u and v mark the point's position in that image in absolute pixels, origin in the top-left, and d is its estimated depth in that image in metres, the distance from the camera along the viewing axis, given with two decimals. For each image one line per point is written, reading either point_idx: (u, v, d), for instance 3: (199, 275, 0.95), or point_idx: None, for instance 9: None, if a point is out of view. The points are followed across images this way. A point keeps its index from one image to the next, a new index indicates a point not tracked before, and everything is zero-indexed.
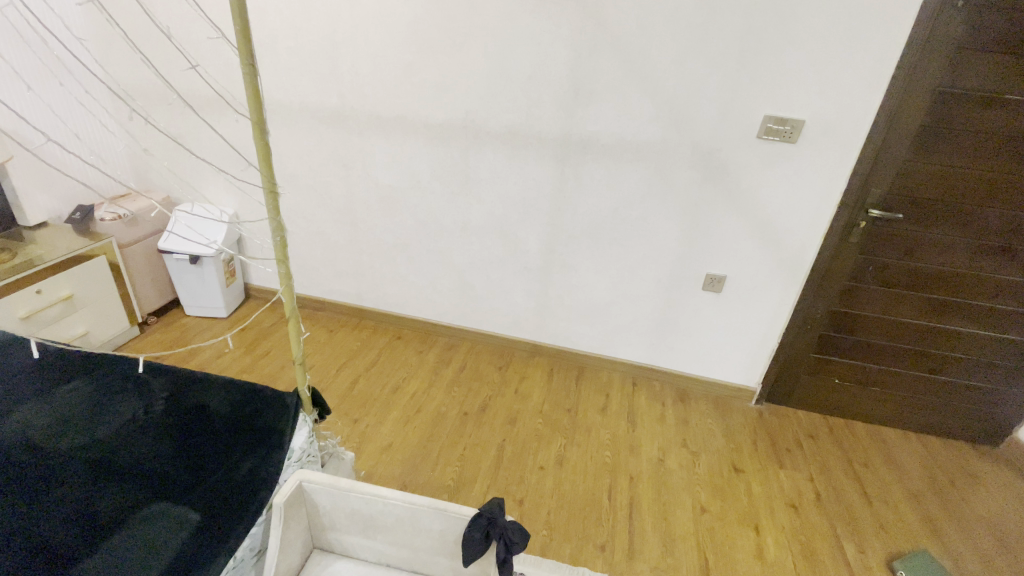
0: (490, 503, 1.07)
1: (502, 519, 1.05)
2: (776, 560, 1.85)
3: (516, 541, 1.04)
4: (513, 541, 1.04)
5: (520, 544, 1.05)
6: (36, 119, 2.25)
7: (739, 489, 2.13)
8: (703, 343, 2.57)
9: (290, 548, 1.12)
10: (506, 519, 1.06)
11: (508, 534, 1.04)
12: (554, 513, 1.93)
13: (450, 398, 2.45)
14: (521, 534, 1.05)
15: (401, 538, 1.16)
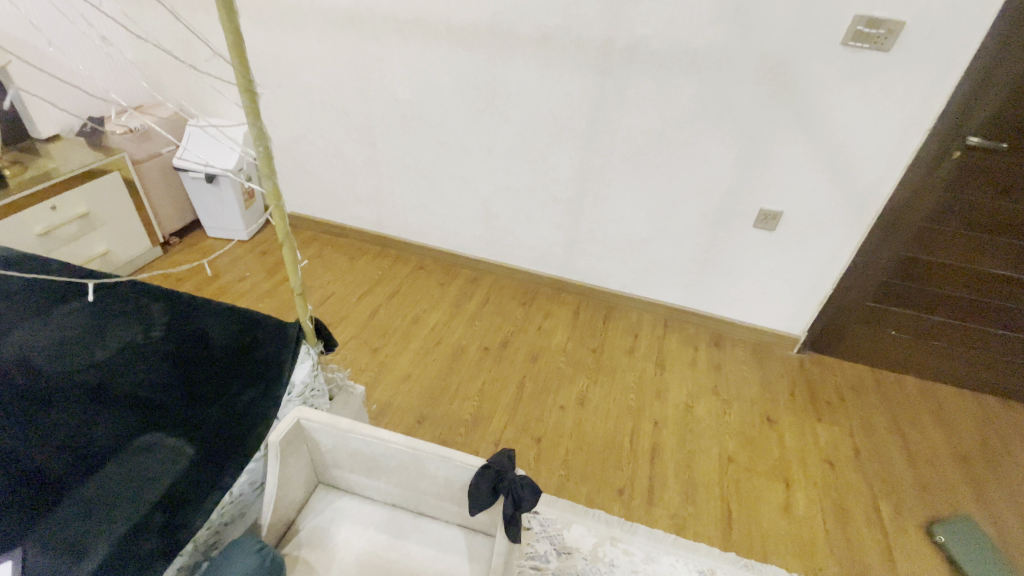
0: (499, 455, 0.99)
1: (512, 473, 0.97)
2: (805, 515, 1.75)
3: (525, 498, 0.95)
4: (522, 498, 0.95)
5: (531, 501, 0.96)
6: (13, 20, 2.09)
7: (770, 440, 2.01)
8: (746, 286, 2.36)
9: (291, 483, 1.07)
10: (516, 473, 0.97)
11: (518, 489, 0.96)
12: (572, 453, 1.87)
13: (470, 332, 2.36)
14: (532, 491, 0.96)
15: (406, 481, 1.09)
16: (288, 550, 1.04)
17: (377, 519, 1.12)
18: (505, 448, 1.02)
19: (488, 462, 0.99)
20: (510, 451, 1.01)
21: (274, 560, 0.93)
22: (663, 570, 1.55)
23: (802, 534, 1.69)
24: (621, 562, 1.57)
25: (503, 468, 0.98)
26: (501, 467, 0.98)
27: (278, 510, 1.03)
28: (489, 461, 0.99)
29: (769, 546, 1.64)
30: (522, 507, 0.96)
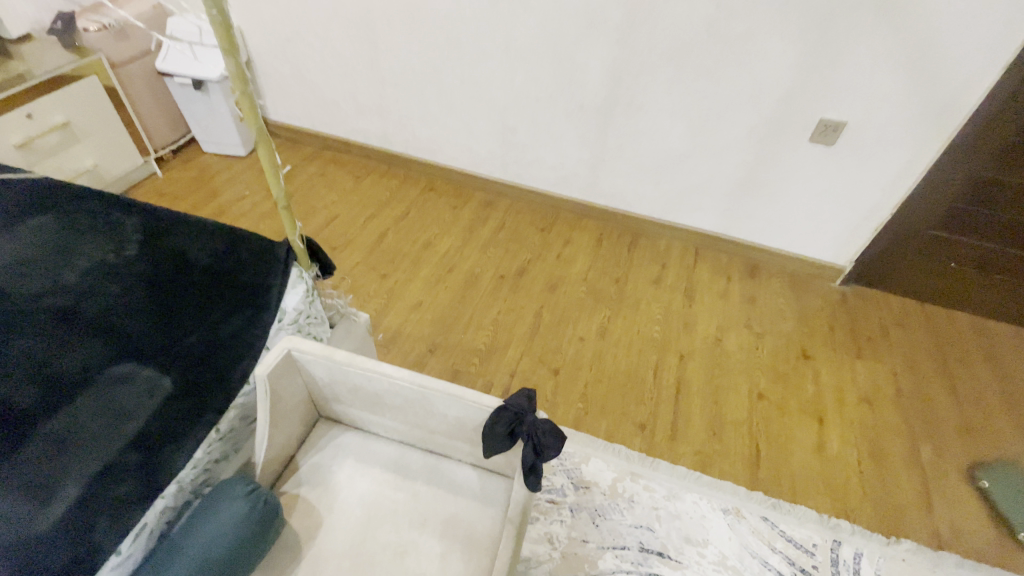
0: (516, 396, 0.86)
1: (533, 417, 0.84)
2: (838, 455, 1.65)
3: (549, 446, 0.83)
4: (544, 445, 0.83)
5: (554, 449, 0.84)
6: None
7: (805, 377, 1.88)
8: (791, 210, 2.12)
9: (286, 418, 0.96)
10: (537, 417, 0.85)
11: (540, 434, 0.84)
12: (592, 386, 1.76)
13: (485, 258, 2.20)
14: (557, 438, 0.84)
15: (413, 419, 0.98)
16: (287, 488, 0.96)
17: (383, 456, 1.02)
18: (523, 387, 0.88)
19: (504, 404, 0.86)
20: (530, 390, 0.87)
21: (268, 501, 0.85)
22: (685, 507, 1.47)
23: (834, 473, 1.59)
24: (641, 498, 1.48)
25: (522, 411, 0.85)
26: (520, 410, 0.84)
27: (272, 447, 0.94)
28: (505, 402, 0.86)
29: (798, 485, 1.54)
30: (545, 455, 0.84)
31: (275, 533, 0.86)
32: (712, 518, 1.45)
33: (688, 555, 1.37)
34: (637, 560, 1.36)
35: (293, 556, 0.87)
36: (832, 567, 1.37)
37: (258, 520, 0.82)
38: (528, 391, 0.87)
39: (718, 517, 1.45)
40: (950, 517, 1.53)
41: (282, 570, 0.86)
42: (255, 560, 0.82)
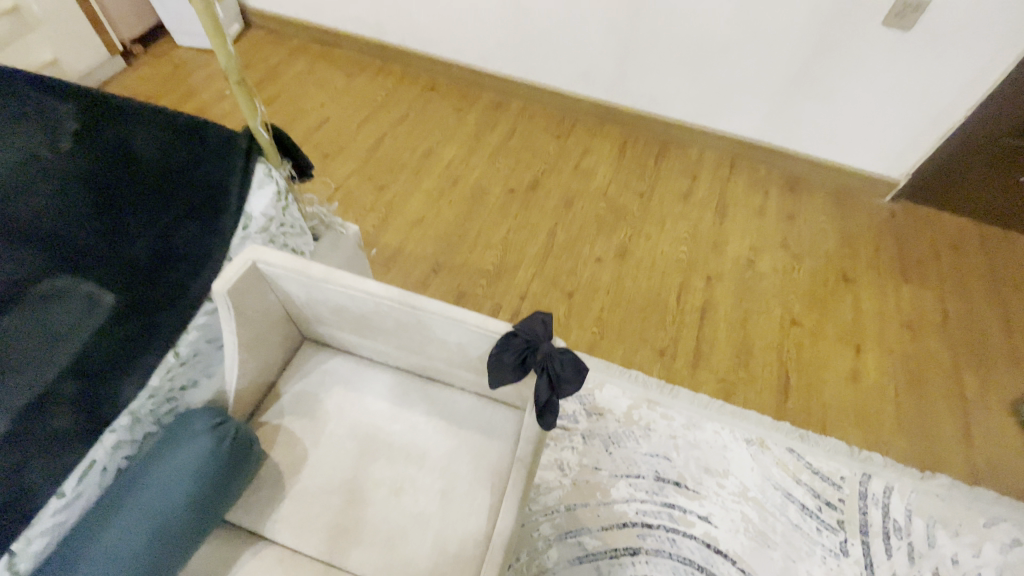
0: (530, 320, 0.72)
1: (549, 345, 0.70)
2: (874, 386, 1.52)
3: (568, 380, 0.69)
4: (561, 379, 0.69)
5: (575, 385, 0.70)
6: None
7: (843, 303, 1.72)
8: (847, 113, 1.83)
9: (258, 341, 0.82)
10: (555, 346, 0.70)
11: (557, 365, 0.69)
12: (609, 309, 1.61)
13: (493, 169, 1.97)
14: (579, 370, 0.69)
15: (409, 344, 0.83)
16: (266, 419, 0.84)
17: (374, 383, 0.89)
18: (539, 311, 0.74)
19: (515, 328, 0.72)
20: (547, 315, 0.73)
21: (239, 439, 0.74)
22: (705, 436, 1.37)
23: (868, 405, 1.48)
24: (659, 426, 1.38)
25: (537, 337, 0.70)
26: (534, 336, 0.70)
27: (242, 373, 0.81)
28: (517, 326, 0.72)
29: (828, 417, 1.43)
30: (563, 391, 0.70)
31: (250, 475, 0.76)
32: (733, 448, 1.35)
33: (706, 486, 1.29)
34: (652, 489, 1.28)
35: (274, 494, 0.78)
36: (859, 500, 1.29)
37: (225, 461, 0.72)
38: (546, 315, 0.73)
39: (740, 447, 1.35)
40: (990, 452, 1.42)
41: (262, 508, 0.76)
42: (224, 505, 0.73)
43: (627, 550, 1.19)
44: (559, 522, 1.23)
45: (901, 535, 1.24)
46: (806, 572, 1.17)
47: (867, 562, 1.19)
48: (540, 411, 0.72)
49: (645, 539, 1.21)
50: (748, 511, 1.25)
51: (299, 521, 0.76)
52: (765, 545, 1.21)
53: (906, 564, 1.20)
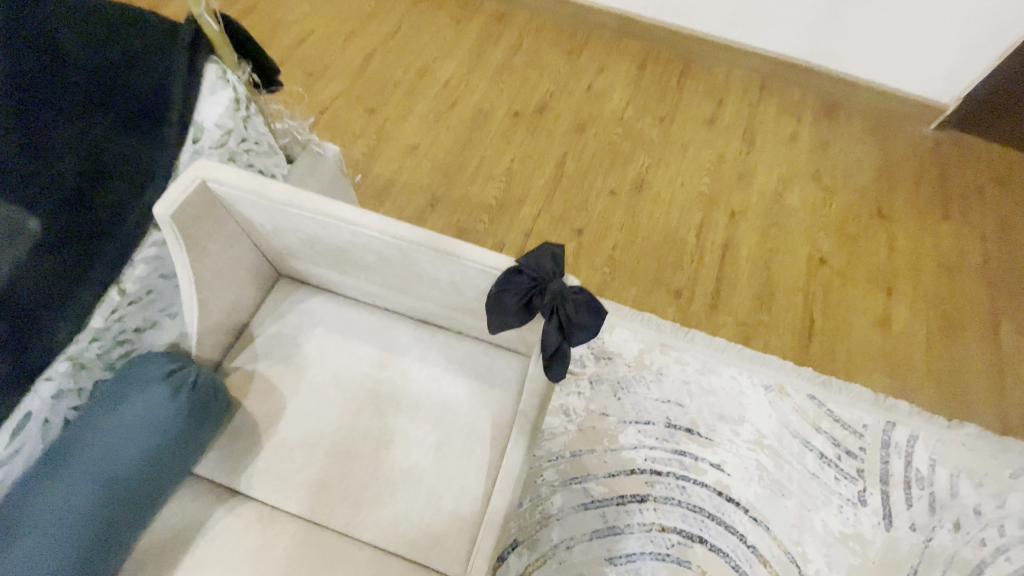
0: (537, 253, 0.61)
1: (559, 281, 0.59)
2: (905, 331, 1.41)
3: (581, 323, 0.57)
4: (575, 323, 0.58)
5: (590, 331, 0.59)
6: None
7: (878, 241, 1.57)
8: (902, 22, 1.59)
9: (220, 277, 0.71)
10: (567, 285, 0.59)
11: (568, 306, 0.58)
12: (621, 247, 1.48)
13: (496, 90, 1.77)
14: (594, 312, 0.58)
15: (395, 283, 0.71)
16: (238, 365, 0.74)
17: (359, 325, 0.78)
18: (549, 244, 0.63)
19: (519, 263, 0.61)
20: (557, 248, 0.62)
21: (200, 390, 0.64)
22: (721, 382, 1.28)
23: (897, 350, 1.38)
24: (671, 371, 1.29)
25: (544, 272, 0.59)
26: (540, 270, 0.59)
27: (205, 313, 0.70)
28: (520, 260, 0.61)
29: (853, 363, 1.34)
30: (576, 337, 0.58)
31: (219, 427, 0.68)
32: (750, 395, 1.27)
33: (720, 433, 1.22)
34: (662, 436, 1.21)
35: (250, 447, 0.69)
36: (881, 449, 1.22)
37: (184, 415, 0.62)
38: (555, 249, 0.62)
39: (758, 394, 1.27)
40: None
41: (237, 463, 0.69)
42: (189, 463, 0.64)
43: (635, 497, 1.14)
44: (563, 468, 1.16)
45: (923, 485, 1.18)
46: (821, 521, 1.12)
47: (885, 512, 1.14)
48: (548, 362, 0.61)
49: (654, 486, 1.15)
50: (762, 459, 1.19)
51: (276, 476, 0.68)
52: (779, 494, 1.15)
53: (926, 514, 1.14)
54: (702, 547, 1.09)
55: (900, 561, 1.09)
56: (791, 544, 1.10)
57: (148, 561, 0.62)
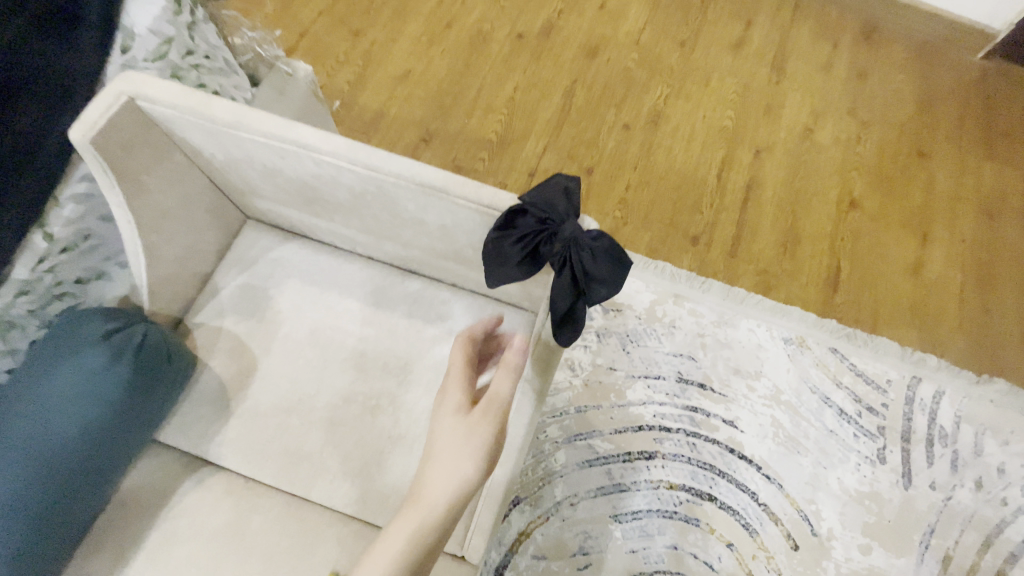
0: (546, 188, 0.49)
1: (573, 225, 0.48)
2: (938, 281, 1.31)
3: (600, 278, 0.48)
4: (592, 279, 0.48)
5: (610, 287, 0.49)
6: None
7: (915, 181, 1.43)
8: None
9: (169, 219, 0.61)
10: (584, 231, 0.48)
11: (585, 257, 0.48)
12: (635, 189, 1.35)
13: (497, 9, 1.57)
14: (618, 265, 0.48)
15: (376, 226, 0.61)
16: (202, 321, 0.66)
17: (338, 275, 0.68)
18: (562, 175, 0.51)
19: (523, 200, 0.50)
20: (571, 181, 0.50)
21: (149, 352, 0.56)
22: (737, 335, 1.20)
23: (928, 301, 1.28)
24: (685, 323, 1.20)
25: (555, 214, 0.48)
26: (550, 211, 0.48)
27: (154, 261, 0.60)
28: (526, 197, 0.50)
29: (880, 315, 1.25)
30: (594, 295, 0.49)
31: (178, 391, 0.60)
32: (769, 348, 1.19)
33: (734, 389, 1.15)
34: (673, 391, 1.14)
35: (220, 413, 0.62)
36: (905, 405, 1.15)
37: (131, 381, 0.54)
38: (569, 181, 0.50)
39: (777, 348, 1.19)
40: None
41: (205, 430, 0.61)
42: (145, 432, 0.57)
43: (642, 454, 1.08)
44: (568, 425, 1.10)
45: (946, 443, 1.12)
46: (836, 479, 1.08)
47: (904, 470, 1.09)
48: (559, 323, 0.52)
49: (662, 443, 1.09)
50: (778, 416, 1.12)
51: (250, 445, 0.61)
52: (795, 451, 1.09)
53: (947, 472, 1.09)
54: (711, 505, 1.05)
55: (917, 520, 1.05)
56: (804, 503, 1.06)
57: (108, 539, 0.56)
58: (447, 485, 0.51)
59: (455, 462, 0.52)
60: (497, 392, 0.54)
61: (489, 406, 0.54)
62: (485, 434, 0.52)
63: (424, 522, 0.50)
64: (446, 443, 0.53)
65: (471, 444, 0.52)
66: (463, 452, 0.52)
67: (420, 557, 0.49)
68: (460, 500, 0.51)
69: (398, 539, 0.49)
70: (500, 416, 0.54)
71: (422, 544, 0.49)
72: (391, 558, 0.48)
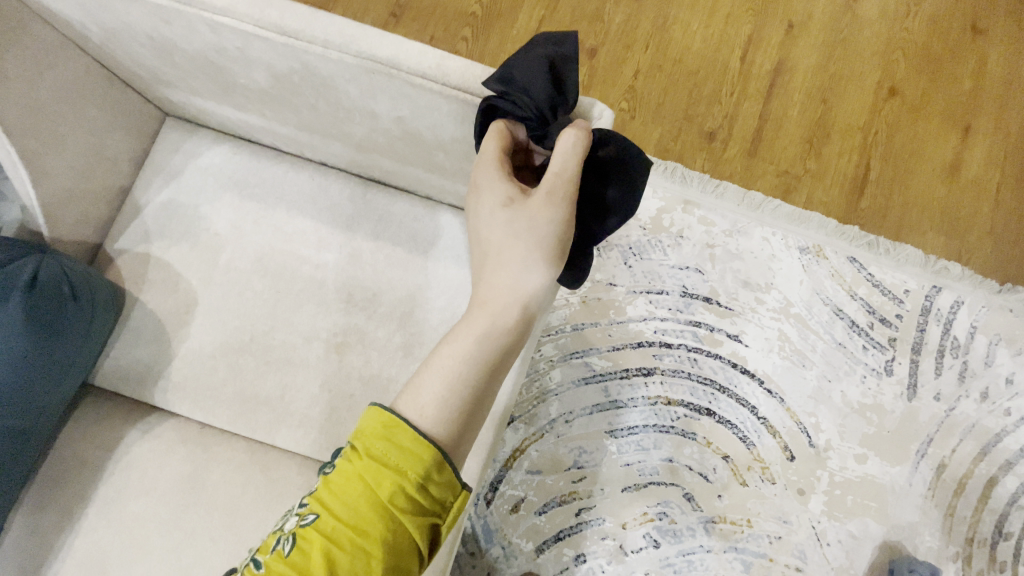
0: (535, 67, 0.41)
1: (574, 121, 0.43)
2: (977, 179, 1.17)
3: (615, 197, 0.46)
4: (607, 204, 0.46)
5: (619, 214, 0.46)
6: None
7: (969, 62, 1.23)
8: None
9: (50, 118, 0.48)
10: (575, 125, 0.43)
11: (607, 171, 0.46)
12: (645, 75, 1.16)
13: None
14: (632, 173, 0.46)
15: (318, 123, 0.51)
16: (130, 246, 0.56)
17: (285, 189, 0.57)
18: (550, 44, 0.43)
19: (507, 80, 0.42)
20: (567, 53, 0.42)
21: (45, 291, 0.46)
22: (750, 245, 1.09)
23: (961, 203, 1.16)
24: (693, 233, 1.09)
25: (542, 109, 0.42)
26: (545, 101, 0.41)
27: (43, 174, 0.48)
28: (510, 78, 0.42)
29: (907, 219, 1.14)
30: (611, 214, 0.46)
31: (100, 333, 0.52)
32: (783, 259, 1.09)
33: (742, 302, 1.07)
34: (676, 306, 1.06)
35: (160, 354, 0.54)
36: (920, 316, 1.08)
37: (28, 323, 0.45)
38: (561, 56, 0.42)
39: (791, 257, 1.09)
40: None
41: (145, 374, 0.54)
42: (61, 381, 0.49)
43: (640, 370, 1.03)
44: (564, 343, 1.03)
45: (956, 354, 1.07)
46: (840, 392, 1.05)
47: (911, 382, 1.06)
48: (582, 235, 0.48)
49: (662, 359, 1.03)
50: (787, 329, 1.06)
51: (202, 389, 0.54)
52: (800, 365, 1.05)
53: (954, 383, 1.06)
54: (709, 419, 1.02)
55: (916, 431, 1.04)
56: (804, 416, 1.03)
57: (55, 493, 0.51)
58: (512, 295, 0.42)
59: (519, 269, 0.42)
60: (563, 169, 0.41)
61: (555, 184, 0.41)
62: (558, 220, 0.41)
63: (491, 335, 0.41)
64: (505, 244, 0.42)
65: (538, 241, 0.41)
66: (535, 243, 0.41)
67: (489, 373, 0.42)
68: (534, 305, 0.43)
69: (459, 358, 0.41)
70: (572, 197, 0.42)
71: (490, 360, 0.42)
72: (451, 378, 0.41)
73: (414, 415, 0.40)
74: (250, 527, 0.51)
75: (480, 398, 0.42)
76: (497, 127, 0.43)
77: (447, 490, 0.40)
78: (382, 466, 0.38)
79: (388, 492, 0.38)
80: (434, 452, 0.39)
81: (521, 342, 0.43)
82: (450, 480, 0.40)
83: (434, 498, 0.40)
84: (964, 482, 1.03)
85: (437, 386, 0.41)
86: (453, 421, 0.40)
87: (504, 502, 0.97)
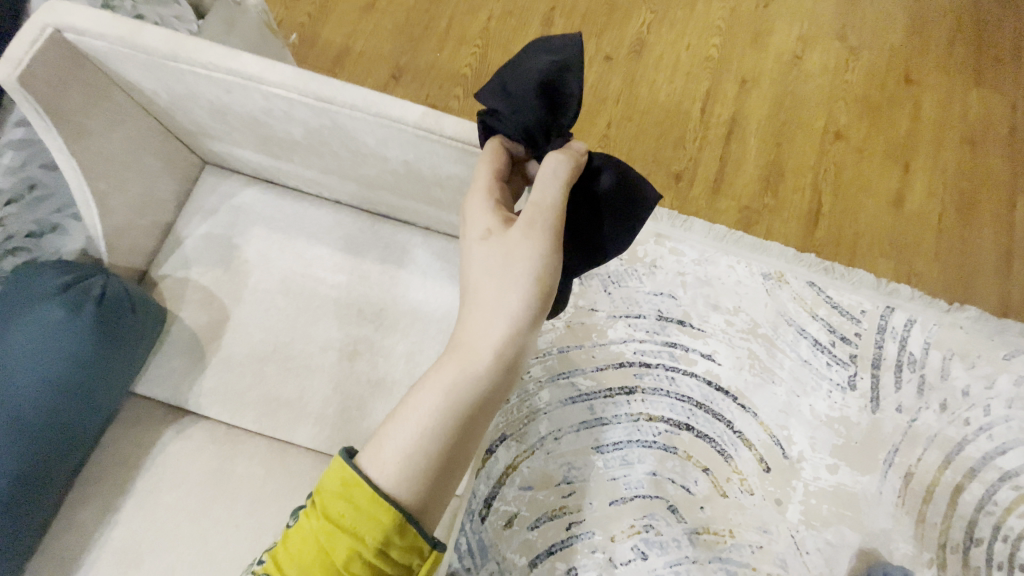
0: (529, 87, 0.49)
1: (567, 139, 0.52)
2: (918, 211, 1.30)
3: (609, 233, 0.54)
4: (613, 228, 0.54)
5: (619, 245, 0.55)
6: None
7: (903, 108, 1.39)
8: None
9: (115, 166, 0.59)
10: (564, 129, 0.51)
11: (601, 213, 0.54)
12: (617, 125, 1.31)
13: None
14: (627, 195, 0.54)
15: (336, 165, 0.61)
16: (170, 272, 0.66)
17: (306, 222, 0.68)
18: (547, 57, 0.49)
19: (505, 98, 0.50)
20: (564, 67, 0.49)
21: (106, 306, 0.55)
22: (717, 272, 1.20)
23: (906, 230, 1.28)
24: (666, 262, 1.20)
25: (533, 124, 0.50)
26: (535, 121, 0.50)
27: (106, 211, 0.59)
28: (506, 95, 0.50)
29: (859, 247, 1.26)
30: (610, 219, 0.54)
31: (146, 345, 0.61)
32: (748, 284, 1.20)
33: (713, 324, 1.17)
34: (653, 329, 1.15)
35: (194, 363, 0.63)
36: (877, 333, 1.18)
37: (95, 334, 0.54)
38: (557, 71, 0.49)
39: (756, 283, 1.20)
40: None
41: (180, 381, 0.63)
42: (113, 384, 0.57)
43: (622, 389, 1.11)
44: (551, 364, 1.11)
45: (914, 368, 1.16)
46: (809, 406, 1.13)
47: (873, 395, 1.14)
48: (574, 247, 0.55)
49: (642, 377, 1.12)
50: (755, 348, 1.15)
51: (229, 391, 0.62)
52: (769, 381, 1.13)
53: (913, 396, 1.15)
54: (688, 434, 1.09)
55: (883, 440, 1.11)
56: (777, 428, 1.10)
57: (98, 487, 0.58)
58: (484, 343, 0.47)
59: (492, 310, 0.48)
60: (542, 199, 0.48)
61: (533, 218, 0.48)
62: (527, 253, 0.47)
63: (459, 384, 0.46)
64: (483, 281, 0.49)
65: (512, 273, 0.47)
66: (503, 286, 0.47)
67: (456, 425, 0.46)
68: (505, 354, 0.48)
69: (428, 410, 0.46)
70: (550, 225, 0.49)
71: (459, 407, 0.46)
72: (417, 431, 0.46)
73: (376, 472, 0.45)
74: (270, 515, 0.57)
75: (449, 445, 0.46)
76: (492, 146, 0.52)
77: (405, 556, 0.45)
78: (340, 529, 0.44)
79: (344, 559, 0.44)
80: (391, 520, 0.44)
81: (490, 389, 0.47)
82: (408, 547, 0.45)
83: (396, 562, 0.45)
84: (932, 489, 1.09)
85: (400, 440, 0.45)
86: (415, 480, 0.45)
87: (498, 518, 1.02)
